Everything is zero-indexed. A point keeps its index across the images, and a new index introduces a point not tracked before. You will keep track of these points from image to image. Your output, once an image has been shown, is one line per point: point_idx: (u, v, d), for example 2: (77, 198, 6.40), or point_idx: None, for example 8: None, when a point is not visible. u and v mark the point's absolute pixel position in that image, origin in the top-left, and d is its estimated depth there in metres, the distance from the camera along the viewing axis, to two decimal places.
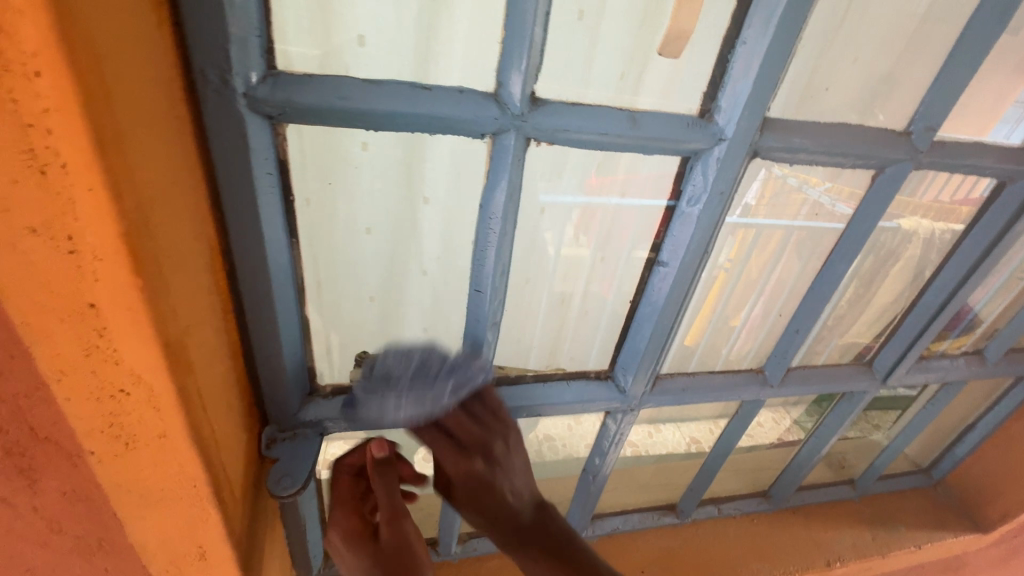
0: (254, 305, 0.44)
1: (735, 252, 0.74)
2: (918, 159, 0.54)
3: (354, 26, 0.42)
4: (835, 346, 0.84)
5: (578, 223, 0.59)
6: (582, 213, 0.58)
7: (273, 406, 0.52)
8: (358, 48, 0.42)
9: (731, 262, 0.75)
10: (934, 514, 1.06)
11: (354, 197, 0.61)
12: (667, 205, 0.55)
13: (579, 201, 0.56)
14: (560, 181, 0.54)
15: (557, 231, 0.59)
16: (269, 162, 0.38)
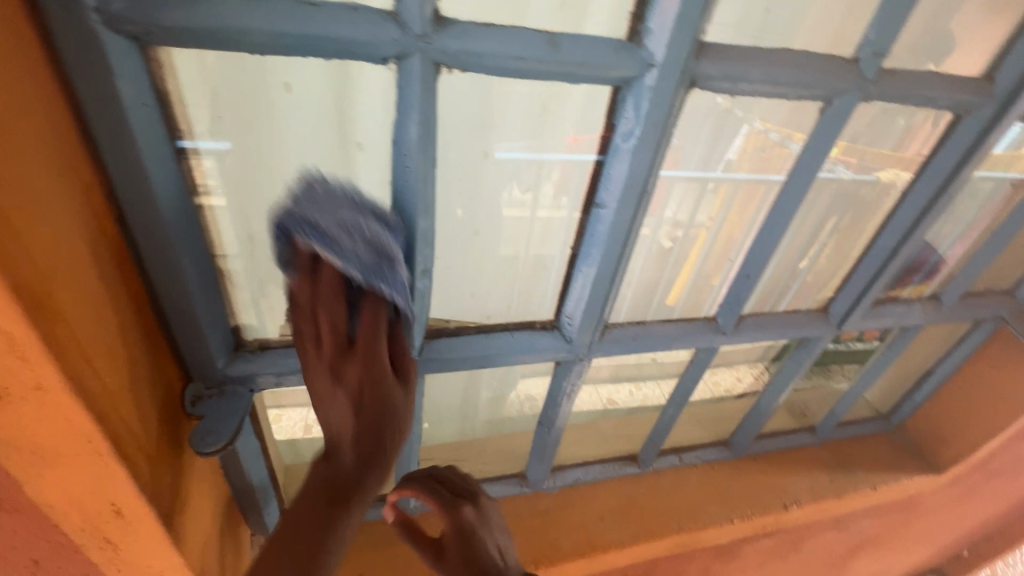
0: (153, 253, 0.41)
1: (716, 210, 0.74)
2: (866, 88, 0.51)
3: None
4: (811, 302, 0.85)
5: (557, 181, 0.59)
6: (561, 172, 0.58)
7: (194, 362, 0.49)
8: None
9: (711, 220, 0.75)
10: (891, 456, 1.09)
11: (281, 148, 0.50)
12: (595, 159, 0.52)
13: (558, 157, 0.56)
14: (539, 142, 0.55)
15: (532, 192, 0.59)
16: (144, 92, 0.35)
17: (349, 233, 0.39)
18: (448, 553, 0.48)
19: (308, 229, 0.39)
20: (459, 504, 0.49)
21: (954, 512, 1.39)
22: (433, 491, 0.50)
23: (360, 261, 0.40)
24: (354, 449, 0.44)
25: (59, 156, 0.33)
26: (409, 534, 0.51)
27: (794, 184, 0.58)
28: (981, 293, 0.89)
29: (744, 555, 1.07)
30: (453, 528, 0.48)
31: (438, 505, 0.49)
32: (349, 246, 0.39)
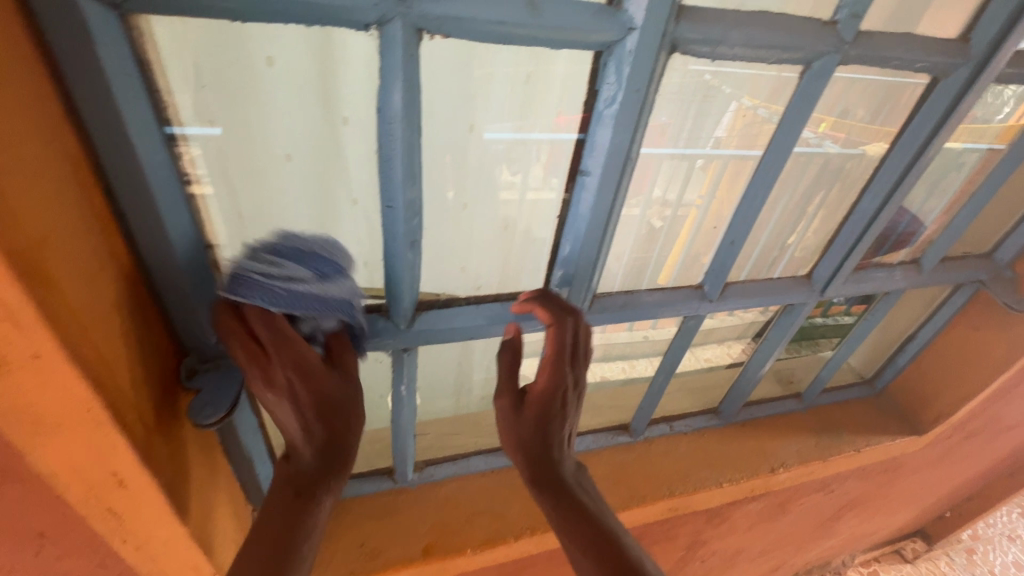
0: (143, 226, 0.41)
1: (706, 187, 0.74)
2: (844, 50, 0.52)
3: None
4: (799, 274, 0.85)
5: (546, 163, 0.59)
6: (549, 151, 0.58)
7: (188, 337, 0.50)
8: None
9: (703, 198, 0.75)
10: (875, 420, 1.13)
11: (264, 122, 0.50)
12: (577, 138, 0.54)
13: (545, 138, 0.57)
14: (525, 122, 0.56)
15: (522, 173, 0.60)
16: (126, 62, 0.35)
17: (284, 273, 0.42)
18: (529, 408, 0.55)
19: (259, 292, 0.42)
20: (562, 367, 0.55)
21: (936, 474, 1.43)
22: (579, 333, 0.56)
23: (303, 290, 0.43)
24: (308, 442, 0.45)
25: (44, 127, 0.33)
26: (507, 370, 0.57)
27: (776, 148, 0.59)
28: (960, 257, 0.92)
29: (734, 518, 1.11)
30: (551, 385, 0.55)
31: (550, 360, 0.55)
32: (300, 291, 0.43)
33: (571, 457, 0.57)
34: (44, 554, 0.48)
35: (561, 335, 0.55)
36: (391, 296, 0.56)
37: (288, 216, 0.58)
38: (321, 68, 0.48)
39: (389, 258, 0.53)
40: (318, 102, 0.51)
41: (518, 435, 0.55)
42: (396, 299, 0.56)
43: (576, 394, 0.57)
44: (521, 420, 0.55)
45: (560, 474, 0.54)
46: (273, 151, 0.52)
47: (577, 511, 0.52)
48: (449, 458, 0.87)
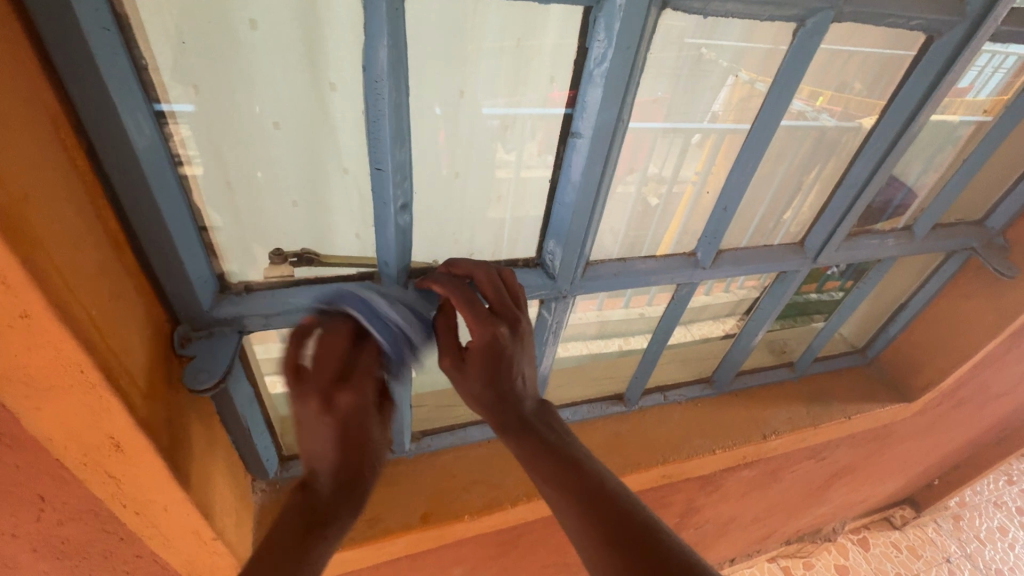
0: (128, 189, 0.41)
1: (703, 164, 0.73)
2: (838, 7, 0.51)
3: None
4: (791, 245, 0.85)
5: (542, 141, 0.57)
6: (544, 129, 0.56)
7: (180, 303, 0.50)
8: None
9: (698, 175, 0.74)
10: (866, 388, 1.14)
11: (251, 85, 0.49)
12: (564, 113, 0.55)
13: (540, 113, 0.55)
14: (517, 97, 0.54)
15: (516, 151, 0.58)
16: (102, 15, 0.34)
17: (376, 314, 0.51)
18: (471, 366, 0.53)
19: (378, 323, 0.51)
20: (484, 322, 0.51)
21: (925, 442, 1.46)
22: (464, 293, 0.53)
23: (399, 340, 0.52)
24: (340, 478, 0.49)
25: (21, 83, 0.32)
26: (441, 333, 0.54)
27: (769, 111, 0.59)
28: (953, 225, 0.92)
29: (726, 485, 1.13)
30: (482, 341, 0.52)
31: (467, 321, 0.52)
32: (386, 323, 0.51)
33: (531, 396, 0.58)
34: (45, 518, 0.48)
35: (461, 299, 0.52)
36: (382, 263, 0.56)
37: (278, 186, 0.57)
38: (306, 29, 0.47)
39: (380, 224, 0.52)
40: (305, 65, 0.49)
41: (468, 391, 0.54)
42: (387, 265, 0.56)
43: (517, 340, 0.54)
44: (466, 378, 0.54)
45: (522, 411, 0.56)
46: (259, 118, 0.51)
47: (538, 446, 0.54)
48: (445, 429, 0.88)
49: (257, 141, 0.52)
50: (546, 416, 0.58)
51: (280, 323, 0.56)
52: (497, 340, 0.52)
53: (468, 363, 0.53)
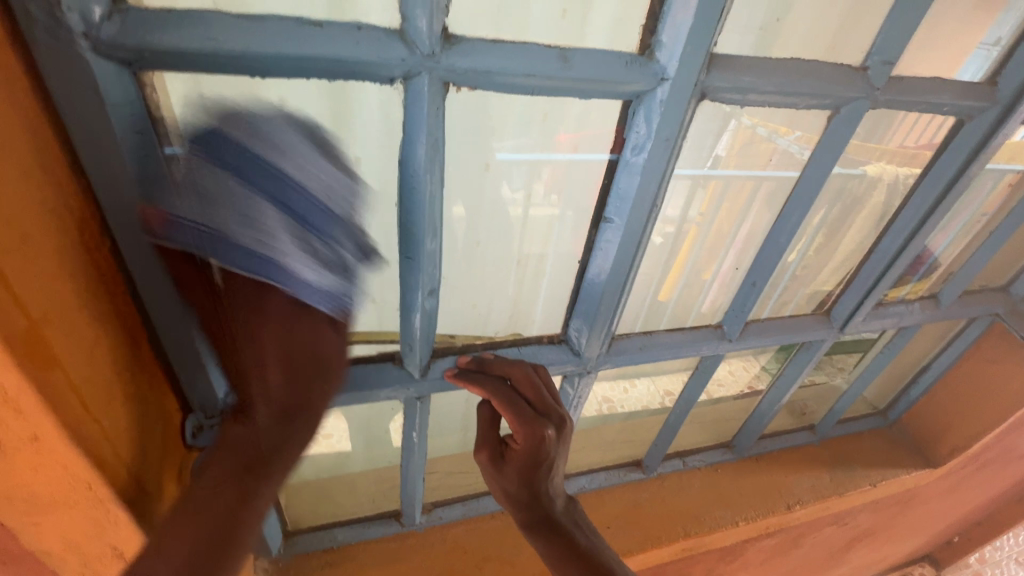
0: (150, 284, 0.39)
1: (705, 205, 0.70)
2: (873, 97, 0.51)
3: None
4: (803, 295, 0.83)
5: (548, 181, 0.55)
6: (550, 171, 0.54)
7: (195, 393, 0.47)
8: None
9: (701, 217, 0.71)
10: (890, 452, 1.10)
11: None
12: (608, 159, 0.51)
13: (550, 157, 0.52)
14: (532, 141, 0.51)
15: (524, 189, 0.55)
16: (137, 119, 0.33)
17: (305, 252, 0.38)
18: (512, 463, 0.52)
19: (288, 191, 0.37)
20: (528, 425, 0.50)
21: (947, 503, 1.41)
22: (505, 394, 0.52)
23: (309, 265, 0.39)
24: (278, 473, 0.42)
25: (48, 192, 0.31)
26: (486, 426, 0.55)
27: (798, 191, 0.58)
28: (977, 291, 0.91)
29: (747, 554, 1.08)
30: (526, 445, 0.51)
31: (510, 422, 0.51)
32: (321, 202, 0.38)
33: (560, 494, 0.57)
34: None
35: (501, 400, 0.52)
36: (408, 345, 0.54)
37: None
38: (333, 107, 0.45)
39: (406, 309, 0.51)
40: None
41: (505, 489, 0.54)
42: (412, 347, 0.54)
43: (561, 441, 0.52)
44: (505, 474, 0.53)
45: (554, 512, 0.55)
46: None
47: (568, 550, 0.53)
48: (457, 499, 0.84)
49: None
50: (575, 516, 0.57)
51: None
52: (539, 447, 0.50)
53: (507, 465, 0.53)
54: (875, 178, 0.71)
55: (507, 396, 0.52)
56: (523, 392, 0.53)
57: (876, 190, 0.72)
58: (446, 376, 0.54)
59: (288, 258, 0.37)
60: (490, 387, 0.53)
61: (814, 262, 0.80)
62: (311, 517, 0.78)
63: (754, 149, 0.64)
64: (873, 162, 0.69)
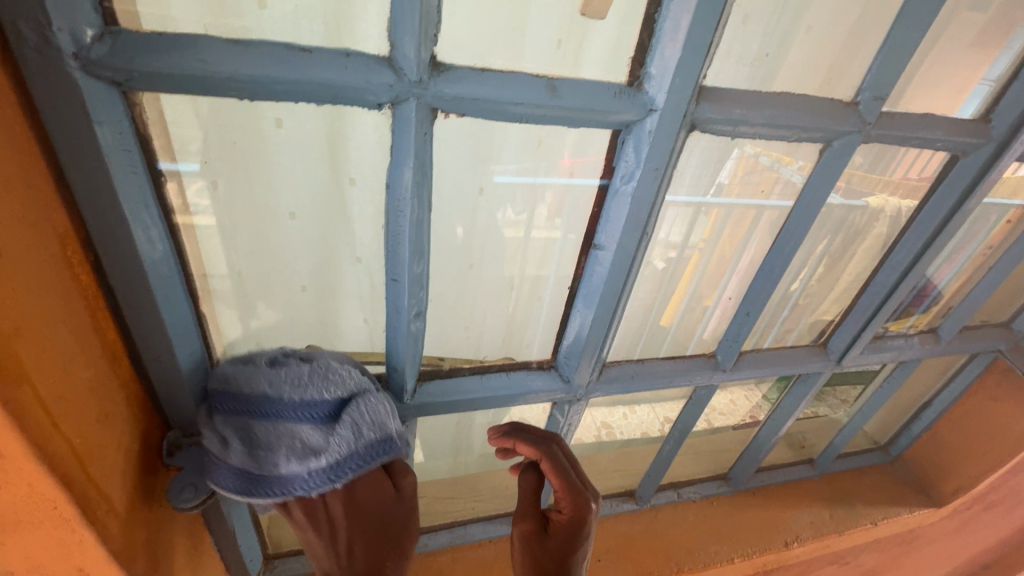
0: (131, 299, 0.39)
1: (709, 231, 0.69)
2: (866, 131, 0.51)
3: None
4: (805, 325, 0.81)
5: (551, 205, 0.54)
6: (555, 194, 0.53)
7: (174, 410, 0.47)
8: (259, 10, 0.35)
9: (704, 242, 0.70)
10: (892, 489, 1.07)
11: (268, 179, 0.47)
12: (599, 184, 0.51)
13: (550, 181, 0.52)
14: (532, 164, 0.51)
15: (526, 213, 0.55)
16: (125, 138, 0.33)
17: (259, 458, 0.43)
18: (553, 536, 0.52)
19: (228, 412, 0.44)
20: (579, 493, 0.53)
21: (952, 544, 1.37)
22: (558, 458, 0.55)
23: (300, 465, 0.43)
24: (379, 498, 0.48)
25: (30, 207, 0.31)
26: (526, 497, 0.55)
27: (793, 222, 0.58)
28: (977, 327, 0.90)
29: None
30: (574, 513, 0.52)
31: (562, 489, 0.53)
32: (316, 434, 0.44)
33: None
34: None
35: (557, 465, 0.54)
36: (391, 368, 0.53)
37: (286, 274, 0.54)
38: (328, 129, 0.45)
39: (392, 330, 0.50)
40: (324, 162, 0.47)
41: (545, 569, 0.50)
42: (395, 370, 0.53)
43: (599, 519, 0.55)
44: (544, 548, 0.52)
45: None
46: (274, 209, 0.49)
47: None
48: (445, 526, 0.83)
49: (266, 231, 0.50)
50: None
51: None
52: (584, 519, 0.52)
53: (547, 542, 0.52)
54: (877, 210, 0.68)
55: (556, 460, 0.54)
56: (566, 460, 0.56)
57: (878, 222, 0.69)
58: (495, 436, 0.55)
59: (283, 464, 0.43)
60: (536, 449, 0.55)
61: (814, 295, 0.79)
62: (292, 541, 0.76)
63: (739, 180, 0.64)
64: (876, 195, 0.67)
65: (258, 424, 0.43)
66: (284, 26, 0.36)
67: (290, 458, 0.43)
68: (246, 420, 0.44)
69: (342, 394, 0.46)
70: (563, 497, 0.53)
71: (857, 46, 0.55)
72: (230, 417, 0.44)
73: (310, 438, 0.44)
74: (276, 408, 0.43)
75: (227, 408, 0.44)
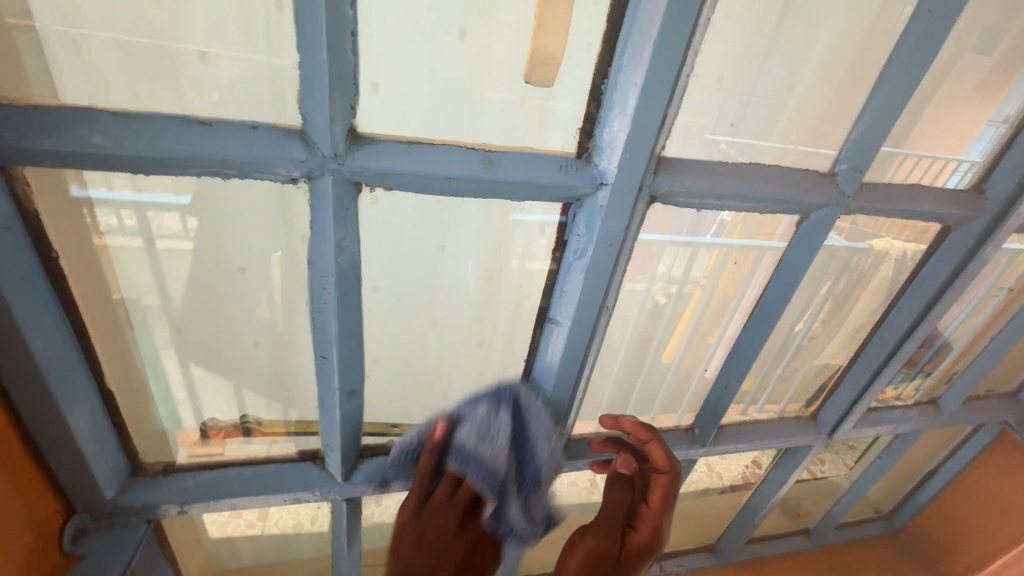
0: (18, 383, 0.35)
1: (710, 268, 0.64)
2: (845, 203, 0.48)
3: (189, 40, 0.34)
4: (793, 392, 0.76)
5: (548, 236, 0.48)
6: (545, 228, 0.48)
7: (78, 493, 0.43)
8: (202, 66, 0.34)
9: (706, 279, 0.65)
10: (896, 565, 1.00)
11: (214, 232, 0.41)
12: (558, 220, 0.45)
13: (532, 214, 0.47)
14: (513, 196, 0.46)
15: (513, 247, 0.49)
16: (2, 216, 0.30)
17: (477, 443, 0.43)
18: (626, 555, 0.48)
19: (481, 474, 0.42)
20: (662, 521, 0.51)
21: None
22: (676, 480, 0.51)
23: (484, 457, 0.42)
24: (486, 574, 0.50)
25: None
26: (617, 504, 0.49)
27: (771, 295, 0.54)
28: (983, 397, 0.84)
29: None
30: (650, 541, 0.50)
31: (653, 512, 0.50)
32: (505, 450, 0.43)
33: None
34: None
35: (662, 491, 0.50)
36: (326, 447, 0.49)
37: (238, 330, 0.48)
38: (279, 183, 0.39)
39: (326, 408, 0.46)
40: (278, 216, 0.41)
41: None
42: (331, 449, 0.49)
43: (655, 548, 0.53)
44: (617, 567, 0.47)
45: None
46: (222, 263, 0.43)
47: None
48: None
49: (214, 284, 0.44)
50: None
51: (199, 509, 0.48)
52: (652, 550, 0.50)
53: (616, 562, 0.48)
54: (882, 253, 0.63)
55: (669, 481, 0.50)
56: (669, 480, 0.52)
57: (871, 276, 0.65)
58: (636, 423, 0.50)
59: (472, 452, 0.43)
60: (665, 459, 0.51)
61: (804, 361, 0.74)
62: None
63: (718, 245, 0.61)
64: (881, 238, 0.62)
65: (504, 497, 0.43)
66: (214, 90, 0.35)
67: (482, 447, 0.43)
68: (497, 485, 0.42)
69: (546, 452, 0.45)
70: (649, 519, 0.50)
71: (837, 113, 0.52)
72: (485, 404, 0.45)
73: (499, 469, 0.43)
74: (524, 446, 0.45)
75: (465, 454, 0.43)
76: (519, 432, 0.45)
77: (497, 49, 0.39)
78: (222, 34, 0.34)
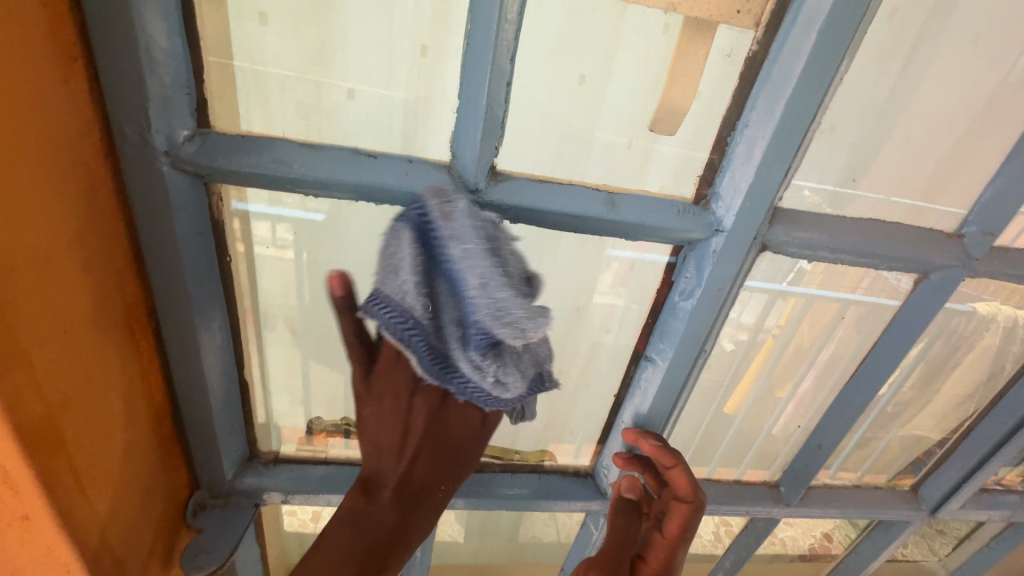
0: (182, 365, 0.40)
1: (783, 320, 0.59)
2: (972, 267, 0.46)
3: (340, 78, 0.38)
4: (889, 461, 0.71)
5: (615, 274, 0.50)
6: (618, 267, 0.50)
7: (204, 470, 0.47)
8: (347, 101, 0.39)
9: (778, 331, 0.60)
10: None
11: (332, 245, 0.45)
12: (667, 263, 0.46)
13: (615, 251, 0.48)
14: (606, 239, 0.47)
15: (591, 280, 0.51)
16: (199, 223, 0.36)
17: (384, 274, 0.32)
18: None
19: (391, 319, 0.31)
20: (677, 552, 0.47)
21: None
22: (693, 511, 0.47)
23: (381, 294, 0.31)
24: (466, 431, 0.38)
25: (102, 279, 0.33)
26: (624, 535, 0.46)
27: (879, 353, 0.52)
28: None
29: None
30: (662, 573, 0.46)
31: (665, 543, 0.47)
32: (477, 313, 0.30)
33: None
34: None
35: (681, 522, 0.47)
36: None
37: None
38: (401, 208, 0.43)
39: None
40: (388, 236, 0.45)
41: None
42: None
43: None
44: None
45: None
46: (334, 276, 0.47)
47: None
48: None
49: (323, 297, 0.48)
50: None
51: (298, 501, 0.52)
52: None
53: None
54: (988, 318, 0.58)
55: (683, 510, 0.47)
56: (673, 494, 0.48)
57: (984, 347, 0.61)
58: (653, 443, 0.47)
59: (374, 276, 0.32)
60: (685, 481, 0.46)
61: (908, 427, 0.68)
62: None
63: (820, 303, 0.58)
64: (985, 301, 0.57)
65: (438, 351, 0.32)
66: (363, 125, 0.40)
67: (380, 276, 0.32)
68: (407, 310, 0.31)
69: (497, 285, 0.30)
70: (660, 549, 0.47)
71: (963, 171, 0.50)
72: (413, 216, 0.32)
73: (408, 292, 0.31)
74: (462, 288, 0.31)
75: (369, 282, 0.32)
76: (442, 260, 0.31)
77: (625, 96, 0.41)
78: (373, 80, 0.38)
